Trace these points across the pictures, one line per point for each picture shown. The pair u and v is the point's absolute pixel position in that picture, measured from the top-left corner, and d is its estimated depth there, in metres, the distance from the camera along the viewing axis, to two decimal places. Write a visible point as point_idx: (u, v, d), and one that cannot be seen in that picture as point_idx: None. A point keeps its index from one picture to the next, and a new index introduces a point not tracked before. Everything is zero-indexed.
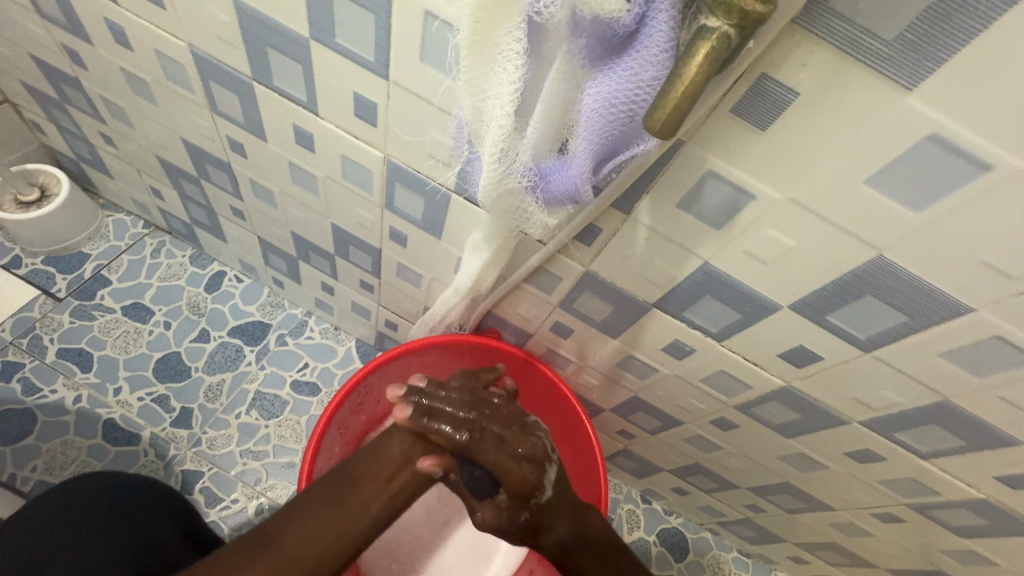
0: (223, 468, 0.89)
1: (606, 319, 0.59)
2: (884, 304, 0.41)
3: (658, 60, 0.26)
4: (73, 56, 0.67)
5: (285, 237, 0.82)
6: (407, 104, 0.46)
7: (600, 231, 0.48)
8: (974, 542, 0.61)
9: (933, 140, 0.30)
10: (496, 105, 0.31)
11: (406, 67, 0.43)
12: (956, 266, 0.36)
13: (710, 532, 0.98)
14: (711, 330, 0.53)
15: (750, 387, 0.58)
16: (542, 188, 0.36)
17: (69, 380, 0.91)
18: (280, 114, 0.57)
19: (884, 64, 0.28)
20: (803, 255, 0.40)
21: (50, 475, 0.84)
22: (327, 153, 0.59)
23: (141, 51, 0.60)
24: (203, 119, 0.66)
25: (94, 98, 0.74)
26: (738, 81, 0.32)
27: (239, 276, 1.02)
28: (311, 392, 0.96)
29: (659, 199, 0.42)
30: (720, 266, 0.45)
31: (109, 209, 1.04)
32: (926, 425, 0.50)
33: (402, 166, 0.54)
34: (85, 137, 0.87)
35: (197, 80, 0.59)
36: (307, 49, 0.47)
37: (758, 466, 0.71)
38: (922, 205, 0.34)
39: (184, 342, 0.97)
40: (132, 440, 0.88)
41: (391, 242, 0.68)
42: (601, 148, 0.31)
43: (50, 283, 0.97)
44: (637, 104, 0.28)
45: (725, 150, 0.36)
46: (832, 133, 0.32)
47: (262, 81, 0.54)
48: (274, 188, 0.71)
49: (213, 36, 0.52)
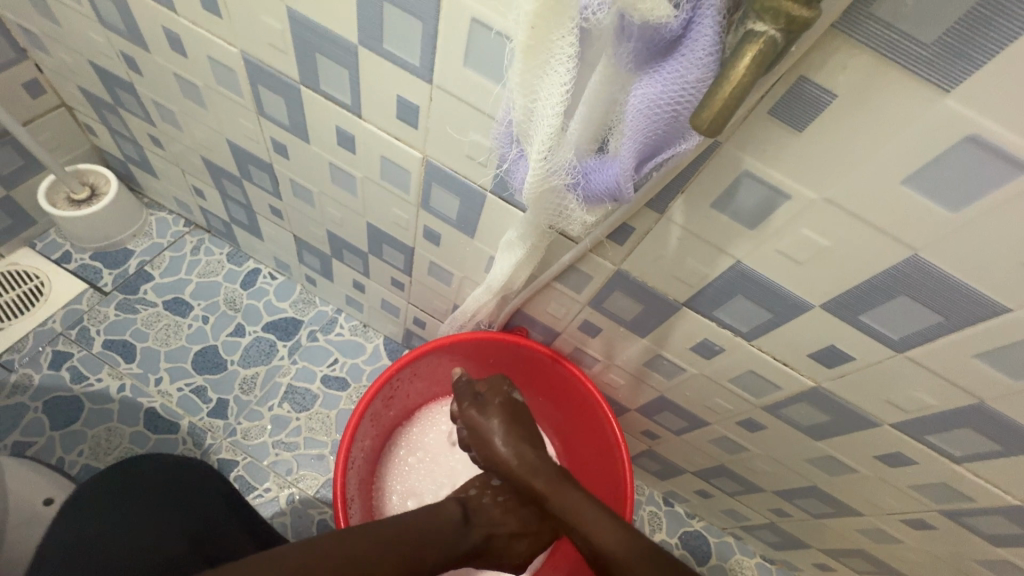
0: (256, 458, 0.92)
1: (635, 318, 0.60)
2: (919, 304, 0.41)
3: (704, 63, 0.28)
4: (130, 62, 0.71)
5: (320, 236, 0.85)
6: (449, 106, 0.48)
7: (633, 230, 0.49)
8: (1009, 552, 0.60)
9: (972, 141, 0.31)
10: (546, 107, 0.33)
11: (450, 71, 0.45)
12: (993, 266, 0.36)
13: (733, 537, 0.98)
14: (741, 330, 0.53)
15: (779, 388, 0.58)
16: (585, 186, 0.38)
17: (114, 370, 0.95)
18: (324, 117, 0.60)
19: (922, 66, 0.29)
20: (836, 255, 0.41)
21: (95, 460, 0.88)
22: (368, 154, 0.61)
23: (195, 57, 0.63)
24: (249, 122, 0.69)
25: (146, 102, 0.78)
26: (778, 83, 0.33)
27: (273, 274, 1.06)
28: (340, 386, 0.98)
29: (694, 199, 0.43)
30: (753, 265, 0.46)
31: (152, 208, 1.09)
32: (959, 428, 0.49)
33: (441, 166, 0.56)
34: (134, 138, 0.91)
35: (247, 84, 0.63)
36: (355, 54, 0.50)
37: (785, 469, 0.71)
38: (960, 205, 0.34)
39: (221, 335, 1.00)
40: (171, 428, 0.92)
41: (424, 241, 0.70)
42: (644, 148, 0.33)
43: (97, 277, 1.02)
44: (682, 105, 0.30)
45: (763, 150, 0.37)
46: (870, 135, 0.33)
47: (309, 85, 0.57)
48: (313, 188, 0.74)
49: (265, 43, 0.55)
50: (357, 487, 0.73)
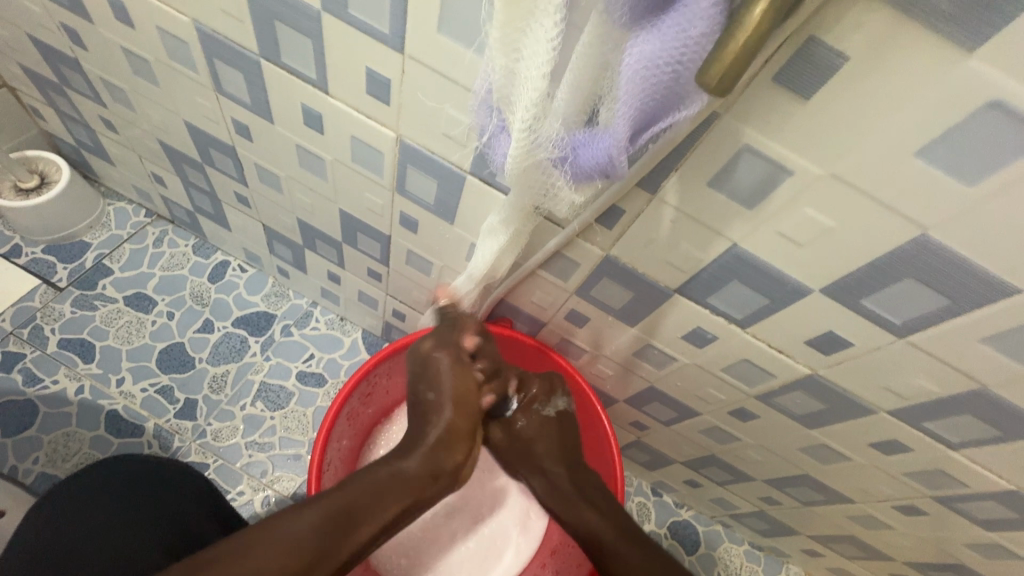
0: (228, 460, 0.87)
1: (625, 306, 0.57)
2: (925, 287, 0.39)
3: (710, 14, 0.24)
4: (73, 35, 0.65)
5: (291, 225, 0.81)
6: (424, 79, 0.44)
7: (623, 213, 0.46)
8: (999, 535, 0.59)
9: (996, 107, 0.28)
10: (530, 67, 0.29)
11: (424, 38, 0.41)
12: (1005, 244, 0.34)
13: (721, 525, 0.97)
14: (735, 317, 0.51)
15: (773, 376, 0.56)
16: (572, 161, 0.34)
17: (71, 370, 0.89)
18: (288, 93, 0.55)
19: (946, 20, 0.26)
20: (839, 235, 0.39)
21: (53, 467, 0.82)
22: (337, 135, 0.57)
23: (143, 29, 0.58)
24: (207, 101, 0.64)
25: (95, 81, 0.72)
26: (786, 44, 0.30)
27: (242, 266, 1.00)
28: (317, 383, 0.94)
29: (688, 177, 0.40)
30: (750, 248, 0.43)
31: (110, 197, 1.02)
32: (959, 414, 0.48)
33: (417, 147, 0.52)
34: (85, 122, 0.85)
35: (202, 58, 0.57)
36: (318, 21, 0.45)
37: (776, 457, 0.70)
38: (976, 178, 0.32)
39: (188, 332, 0.95)
40: (135, 431, 0.87)
41: (401, 228, 0.66)
42: (639, 115, 0.30)
43: (50, 271, 0.95)
44: (683, 65, 0.26)
45: (765, 122, 0.34)
46: (884, 101, 0.31)
47: (269, 58, 0.52)
48: (280, 173, 0.69)
49: (220, 11, 0.50)
50: None
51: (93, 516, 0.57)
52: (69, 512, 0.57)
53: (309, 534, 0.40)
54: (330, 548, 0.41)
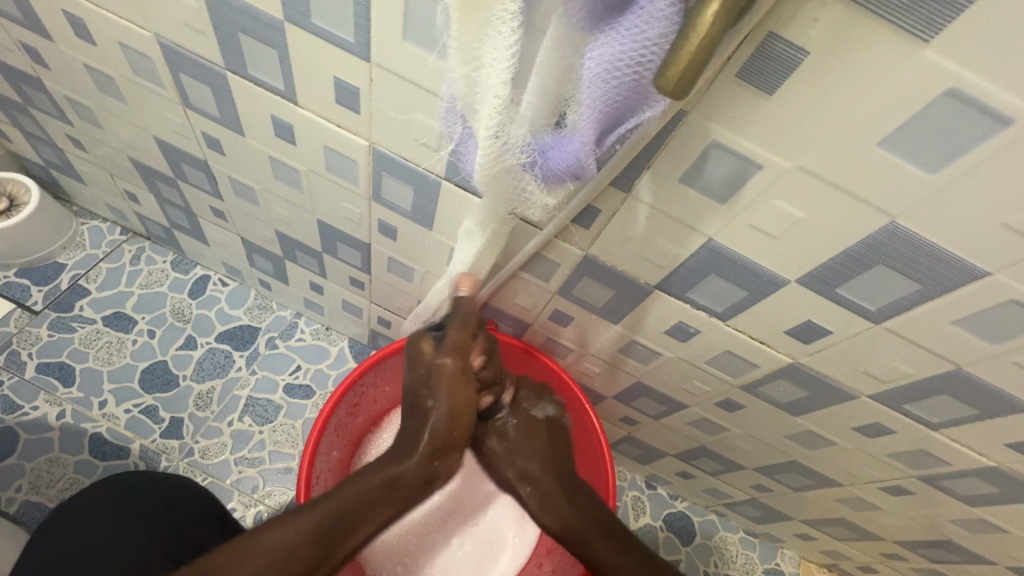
0: (217, 478, 0.86)
1: (607, 304, 0.57)
2: (896, 274, 0.39)
3: (665, 15, 0.24)
4: (33, 54, 0.63)
5: (269, 237, 0.79)
6: (391, 87, 0.44)
7: (599, 212, 0.46)
8: (983, 510, 0.61)
9: (952, 96, 0.29)
10: (491, 75, 0.29)
11: (388, 46, 0.41)
12: (971, 228, 0.34)
13: (716, 514, 0.98)
14: (716, 310, 0.51)
15: (756, 366, 0.56)
16: (542, 165, 0.34)
17: (51, 396, 0.87)
18: (257, 105, 0.54)
19: (900, 14, 0.27)
20: (811, 226, 0.39)
21: (36, 495, 0.81)
22: (309, 146, 0.56)
23: (105, 45, 0.56)
24: (176, 116, 0.63)
25: (59, 99, 0.71)
26: (746, 42, 0.30)
27: (224, 280, 0.99)
28: (305, 395, 0.93)
29: (660, 175, 0.40)
30: (725, 242, 0.43)
31: (84, 217, 1.00)
32: (936, 395, 0.49)
33: (390, 154, 0.51)
34: (52, 142, 0.83)
35: (166, 72, 0.56)
36: (282, 32, 0.44)
37: (765, 446, 0.70)
38: (938, 165, 0.32)
39: (170, 350, 0.93)
40: (120, 454, 0.85)
41: (380, 236, 0.66)
42: (605, 115, 0.30)
43: (25, 295, 0.93)
44: (644, 65, 0.27)
45: (731, 117, 0.34)
46: (845, 95, 0.31)
47: (235, 70, 0.51)
48: (254, 185, 0.68)
49: (181, 24, 0.49)
50: None
51: (102, 522, 0.59)
52: (82, 519, 0.60)
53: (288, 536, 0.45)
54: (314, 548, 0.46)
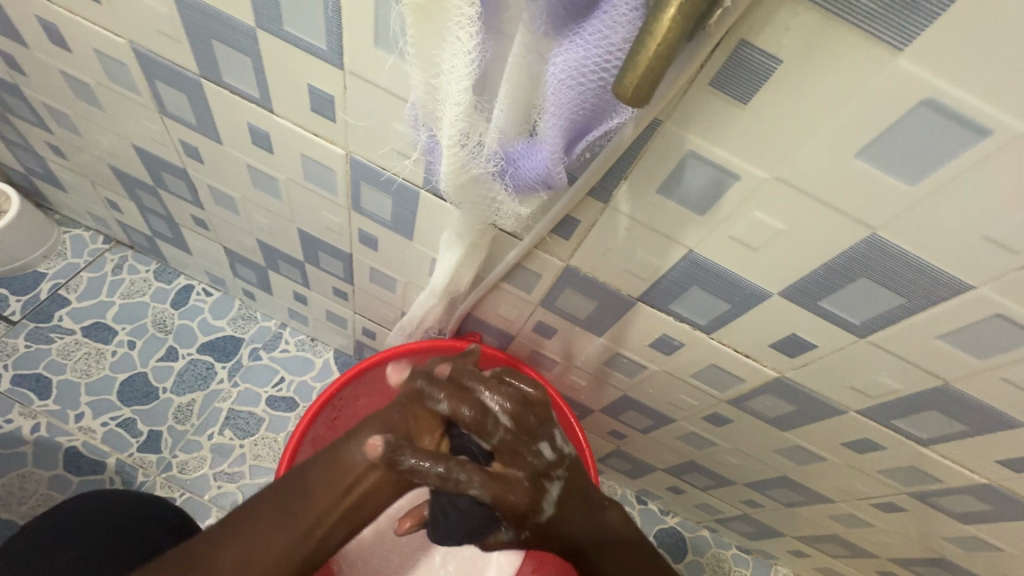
0: (196, 493, 0.84)
1: (590, 316, 0.56)
2: (880, 287, 0.39)
3: (628, 21, 0.24)
4: (10, 60, 0.62)
5: (251, 246, 0.78)
6: (365, 95, 0.43)
7: (578, 223, 0.45)
8: (976, 528, 0.59)
9: (929, 106, 0.28)
10: (453, 84, 0.28)
11: (360, 54, 0.40)
12: (954, 241, 0.34)
13: (708, 530, 0.96)
14: (700, 323, 0.50)
15: (743, 380, 0.55)
16: (512, 174, 0.33)
17: (26, 408, 0.85)
18: (233, 113, 0.53)
19: (872, 23, 0.26)
20: (791, 239, 0.38)
21: (7, 511, 0.78)
22: (287, 154, 0.55)
23: (80, 52, 0.56)
24: (154, 123, 0.62)
25: (37, 106, 0.69)
26: (718, 49, 0.29)
27: (207, 290, 0.98)
28: (288, 407, 0.91)
29: (638, 186, 0.39)
30: (706, 254, 0.42)
31: (66, 225, 0.99)
32: (925, 410, 0.47)
33: (366, 163, 0.50)
34: (32, 149, 0.82)
35: (142, 79, 0.55)
36: (255, 39, 0.44)
37: (754, 461, 0.69)
38: (918, 177, 0.31)
39: (150, 361, 0.92)
40: (96, 468, 0.83)
41: (361, 246, 0.65)
42: (572, 124, 0.29)
43: (3, 305, 0.91)
44: (608, 71, 0.26)
45: (706, 127, 0.33)
46: (821, 104, 0.30)
47: (210, 78, 0.50)
48: (235, 194, 0.67)
49: (154, 31, 0.48)
50: None
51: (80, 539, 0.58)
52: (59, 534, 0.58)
53: (262, 511, 0.36)
54: (291, 516, 0.35)
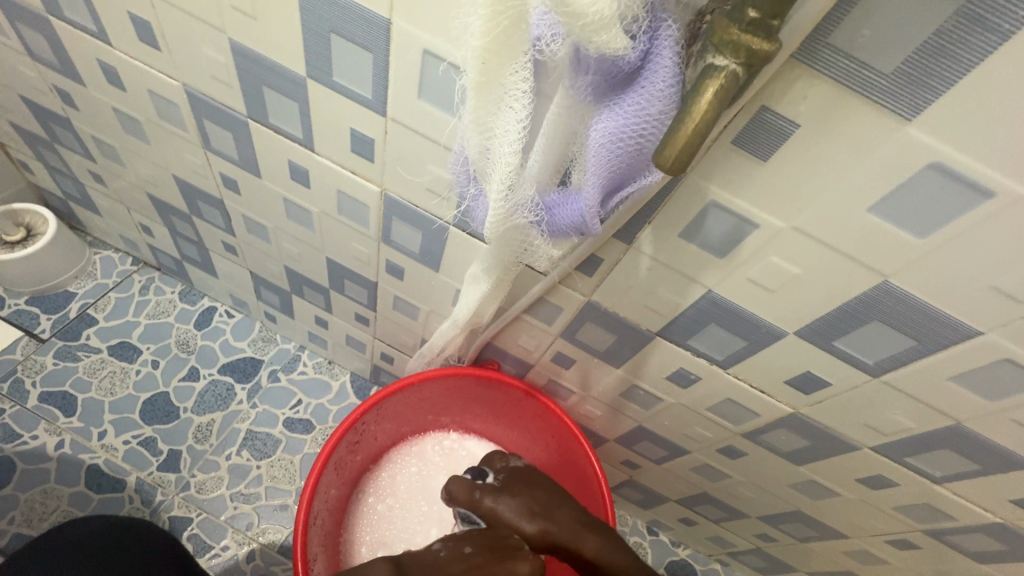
0: (212, 514, 0.85)
1: (609, 348, 0.58)
2: (893, 330, 0.40)
3: (665, 95, 0.27)
4: (65, 96, 0.67)
5: (277, 272, 0.81)
6: (405, 139, 0.46)
7: (601, 261, 0.47)
8: (992, 568, 0.59)
9: (935, 169, 0.30)
10: (504, 144, 0.31)
11: (404, 103, 0.43)
12: (962, 289, 0.36)
13: (719, 563, 0.95)
14: (716, 358, 0.52)
15: (758, 415, 0.57)
16: (549, 221, 0.36)
17: (51, 425, 0.87)
18: (275, 150, 0.56)
19: (883, 95, 0.29)
20: (807, 283, 0.40)
21: (28, 528, 0.80)
22: (324, 190, 0.58)
23: (134, 91, 0.59)
24: (196, 157, 0.65)
25: (84, 137, 0.74)
26: (740, 114, 0.32)
27: (229, 312, 1.00)
28: (305, 429, 0.93)
29: (661, 230, 0.42)
30: (725, 294, 0.45)
31: (97, 247, 1.02)
32: (938, 449, 0.49)
33: (400, 200, 0.53)
34: (74, 176, 0.86)
35: (190, 117, 0.59)
36: (304, 86, 0.47)
37: (768, 494, 0.69)
38: (926, 231, 0.34)
39: (173, 381, 0.94)
40: (116, 486, 0.85)
41: (387, 275, 0.67)
42: (609, 180, 0.31)
43: (34, 323, 0.94)
44: (645, 138, 0.28)
45: (727, 179, 0.36)
46: (835, 163, 0.33)
47: (256, 118, 0.54)
48: (268, 224, 0.70)
49: (208, 75, 0.52)
50: (320, 542, 0.68)
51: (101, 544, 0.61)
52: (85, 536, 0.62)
53: None
54: None
